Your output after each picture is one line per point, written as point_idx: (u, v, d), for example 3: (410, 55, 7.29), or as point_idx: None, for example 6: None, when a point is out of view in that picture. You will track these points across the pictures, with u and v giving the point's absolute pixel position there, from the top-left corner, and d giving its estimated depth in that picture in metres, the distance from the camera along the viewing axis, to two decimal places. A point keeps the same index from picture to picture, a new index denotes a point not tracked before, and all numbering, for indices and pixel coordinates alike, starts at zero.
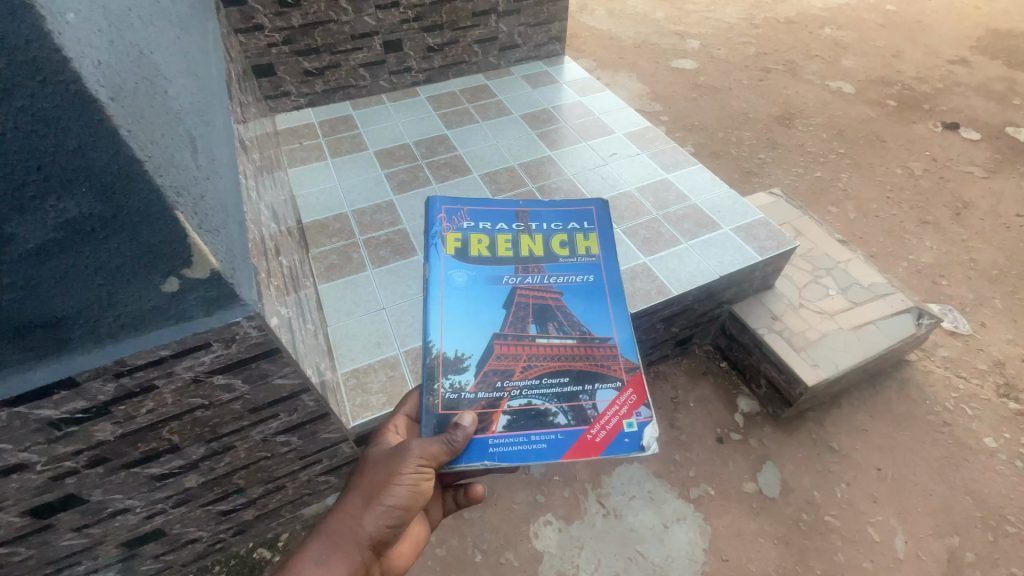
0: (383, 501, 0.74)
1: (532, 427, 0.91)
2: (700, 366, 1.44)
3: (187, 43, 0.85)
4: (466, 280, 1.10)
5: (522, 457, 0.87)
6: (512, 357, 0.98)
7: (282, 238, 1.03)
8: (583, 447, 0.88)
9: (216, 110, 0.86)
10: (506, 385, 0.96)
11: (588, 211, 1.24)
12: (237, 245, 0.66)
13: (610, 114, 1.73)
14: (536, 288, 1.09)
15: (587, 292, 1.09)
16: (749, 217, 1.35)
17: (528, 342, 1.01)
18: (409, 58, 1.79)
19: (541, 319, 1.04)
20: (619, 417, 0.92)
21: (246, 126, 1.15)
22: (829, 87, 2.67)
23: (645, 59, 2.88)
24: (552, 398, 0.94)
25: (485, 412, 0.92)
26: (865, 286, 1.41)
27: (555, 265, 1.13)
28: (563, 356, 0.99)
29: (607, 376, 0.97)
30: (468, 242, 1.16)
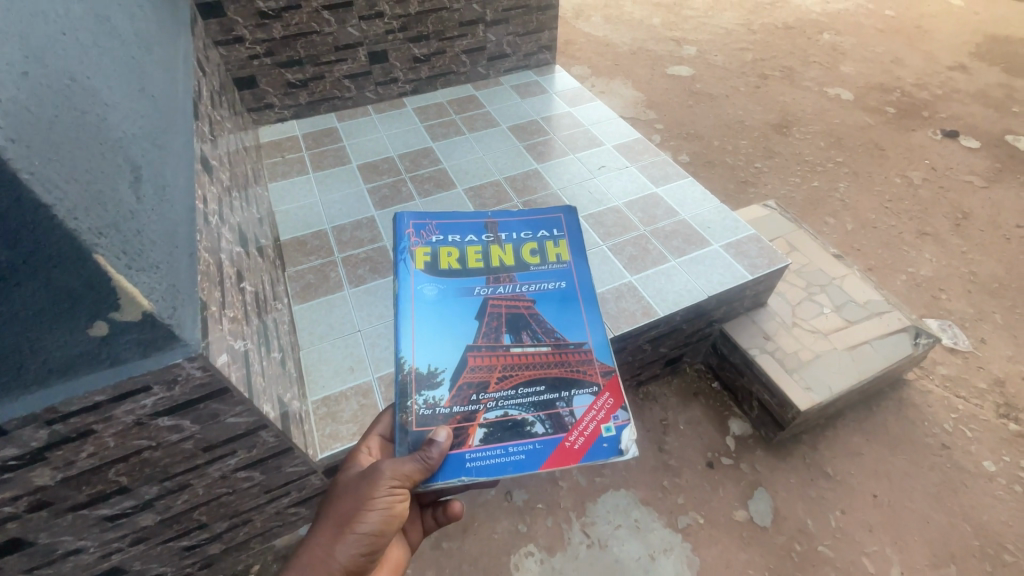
0: (355, 529, 0.71)
1: (510, 438, 0.87)
2: (690, 386, 1.40)
3: (143, 62, 0.82)
4: (436, 293, 1.05)
5: (500, 469, 0.84)
6: (486, 370, 0.95)
7: (250, 262, 0.99)
8: (561, 454, 0.85)
9: (174, 131, 0.83)
10: (480, 397, 0.91)
11: (558, 218, 1.21)
12: (183, 278, 0.63)
13: (599, 125, 1.69)
14: (505, 297, 1.05)
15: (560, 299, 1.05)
16: (740, 233, 1.30)
17: (502, 353, 0.98)
18: (395, 69, 1.76)
19: (514, 330, 1.00)
20: (596, 421, 0.89)
21: (218, 143, 1.12)
22: (828, 93, 2.63)
23: (641, 66, 2.85)
24: (528, 408, 0.90)
25: (460, 426, 0.88)
26: (860, 304, 1.36)
27: (526, 273, 1.10)
28: (536, 365, 0.96)
29: (580, 380, 0.95)
30: (436, 256, 1.12)
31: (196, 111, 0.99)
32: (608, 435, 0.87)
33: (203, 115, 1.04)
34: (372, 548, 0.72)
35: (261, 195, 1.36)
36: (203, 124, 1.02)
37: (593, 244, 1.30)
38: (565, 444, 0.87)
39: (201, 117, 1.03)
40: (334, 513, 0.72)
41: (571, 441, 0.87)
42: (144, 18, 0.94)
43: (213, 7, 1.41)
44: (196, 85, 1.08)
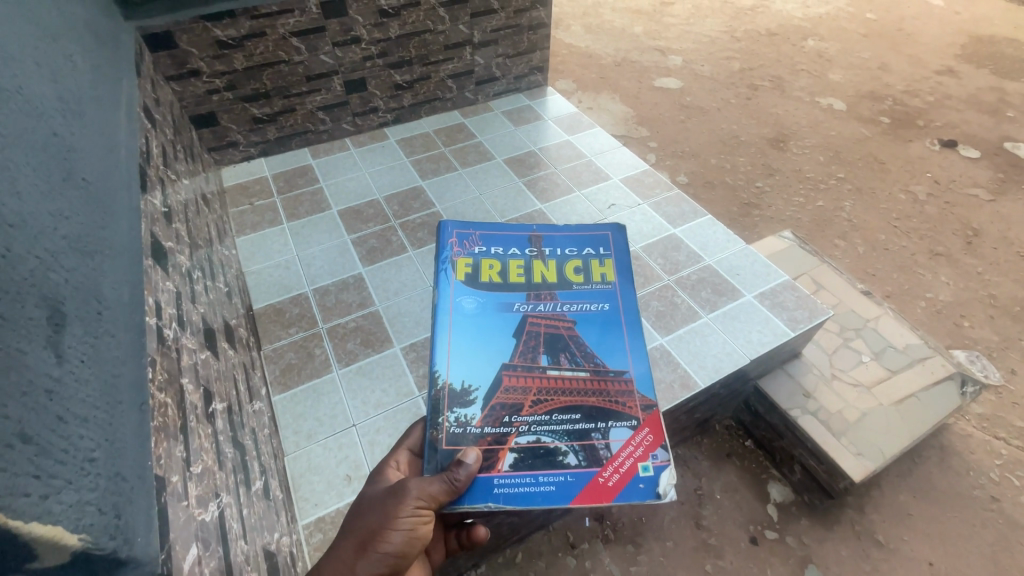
0: (375, 552, 0.65)
1: (540, 467, 0.81)
2: (722, 447, 1.27)
3: (70, 136, 0.63)
4: (474, 307, 1.02)
5: (528, 497, 0.78)
6: (521, 390, 0.90)
7: (220, 362, 0.81)
8: (593, 493, 0.78)
9: (114, 222, 0.65)
10: (513, 419, 0.86)
11: (603, 239, 1.14)
12: (126, 459, 0.47)
13: (602, 156, 1.55)
14: (541, 317, 1.00)
15: (594, 321, 1.00)
16: (773, 281, 1.19)
17: (538, 374, 0.92)
18: (375, 98, 1.58)
19: (551, 349, 0.95)
20: (634, 459, 0.82)
21: (176, 209, 0.93)
22: (820, 104, 2.53)
23: (628, 79, 2.71)
24: (562, 437, 0.84)
25: (491, 447, 0.82)
26: (899, 350, 1.27)
27: (563, 294, 1.04)
28: (573, 390, 0.90)
29: (620, 411, 0.88)
30: (478, 268, 1.09)
31: (144, 180, 0.81)
32: (646, 476, 0.80)
33: (154, 182, 0.85)
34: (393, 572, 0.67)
35: (228, 257, 1.17)
36: (154, 194, 0.83)
37: None
38: (598, 480, 0.80)
39: (151, 183, 0.84)
40: (357, 531, 0.68)
41: (605, 477, 0.80)
42: (74, 70, 0.75)
43: (162, 38, 1.21)
44: (144, 143, 0.89)
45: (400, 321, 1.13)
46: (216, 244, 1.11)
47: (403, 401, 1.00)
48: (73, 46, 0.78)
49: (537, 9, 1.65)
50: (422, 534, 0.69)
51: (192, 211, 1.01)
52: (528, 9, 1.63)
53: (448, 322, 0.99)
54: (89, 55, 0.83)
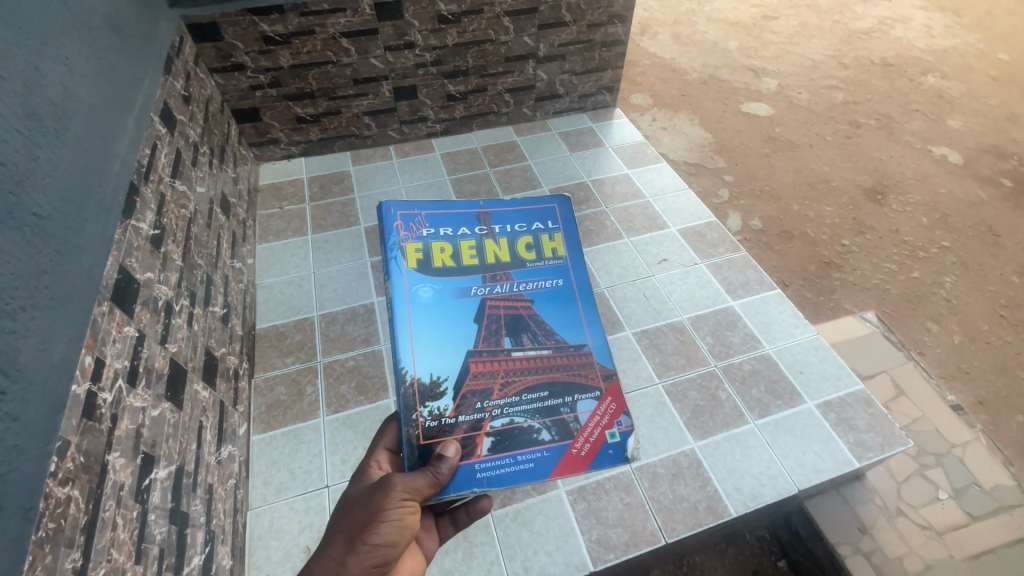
0: (363, 548, 0.55)
1: (515, 445, 0.71)
2: (749, 563, 1.06)
3: (32, 163, 0.55)
4: (434, 296, 0.79)
5: (511, 479, 0.68)
6: (488, 373, 0.75)
7: (184, 412, 0.74)
8: (569, 461, 0.71)
9: (70, 261, 0.58)
10: (483, 403, 0.72)
11: (552, 209, 0.89)
12: None
13: (664, 199, 1.37)
14: (505, 298, 0.81)
15: (557, 296, 0.82)
16: (843, 390, 0.98)
17: (505, 357, 0.76)
18: (425, 107, 1.48)
19: (515, 328, 0.79)
20: (600, 427, 0.74)
21: (179, 228, 0.87)
22: (932, 154, 2.07)
23: (711, 100, 2.33)
24: (533, 411, 0.73)
25: (468, 435, 0.70)
26: (985, 490, 1.02)
27: (528, 270, 0.83)
28: (538, 366, 0.76)
29: (581, 381, 0.77)
30: (429, 250, 0.83)
31: (134, 201, 0.74)
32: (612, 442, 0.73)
33: (149, 201, 0.78)
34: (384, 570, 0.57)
35: (240, 269, 1.11)
36: (146, 215, 0.76)
37: (647, 381, 1.00)
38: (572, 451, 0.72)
39: (146, 202, 0.77)
40: (343, 525, 0.57)
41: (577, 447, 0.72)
42: (76, 75, 0.67)
43: (208, 29, 1.15)
44: (148, 153, 0.82)
45: None
46: (224, 257, 1.05)
47: None
48: (82, 47, 0.70)
49: (613, 25, 1.48)
50: (411, 527, 0.58)
51: (198, 225, 0.95)
52: (603, 23, 1.46)
53: (408, 317, 0.77)
54: (104, 52, 0.75)
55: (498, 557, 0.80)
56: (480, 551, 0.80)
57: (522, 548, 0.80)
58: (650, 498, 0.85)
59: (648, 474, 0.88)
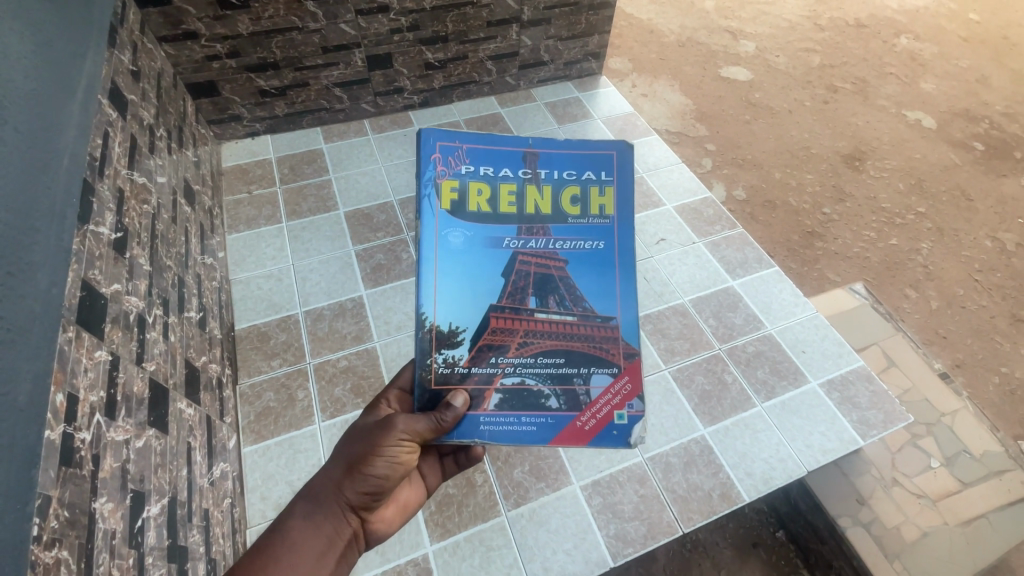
0: (358, 478, 0.53)
1: (521, 406, 0.61)
2: (750, 535, 1.09)
3: None
4: (464, 244, 0.65)
5: (507, 438, 0.60)
6: (507, 330, 0.63)
7: (170, 436, 0.67)
8: (570, 434, 0.61)
9: (26, 282, 0.48)
10: (496, 358, 0.63)
11: (609, 156, 0.69)
12: None
13: (656, 174, 1.33)
14: (540, 256, 0.66)
15: (598, 259, 0.66)
16: (845, 367, 0.99)
17: (525, 317, 0.64)
18: (401, 77, 1.37)
19: (543, 288, 0.64)
20: (611, 406, 0.62)
21: (142, 229, 0.77)
22: (906, 118, 2.02)
23: (690, 63, 2.19)
24: (546, 376, 0.62)
25: (475, 388, 0.61)
26: (975, 456, 1.07)
27: (572, 227, 0.66)
28: (560, 329, 0.64)
29: (600, 353, 0.63)
30: (466, 190, 0.66)
31: (90, 201, 0.65)
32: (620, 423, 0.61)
33: (106, 200, 0.69)
34: (381, 499, 0.56)
35: (211, 265, 1.01)
36: (105, 217, 0.67)
37: (652, 367, 0.98)
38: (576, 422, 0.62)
39: (103, 202, 0.68)
40: (345, 449, 0.56)
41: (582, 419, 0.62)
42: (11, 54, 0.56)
43: None
44: (100, 143, 0.72)
45: (399, 366, 0.97)
46: (195, 254, 0.95)
47: None
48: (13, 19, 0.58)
49: None
50: (408, 466, 0.56)
51: (162, 221, 0.85)
52: None
53: (434, 265, 0.64)
54: (43, 21, 0.64)
55: (516, 560, 0.78)
56: (498, 555, 0.78)
57: (540, 548, 0.79)
58: (665, 488, 0.85)
59: (661, 464, 0.87)
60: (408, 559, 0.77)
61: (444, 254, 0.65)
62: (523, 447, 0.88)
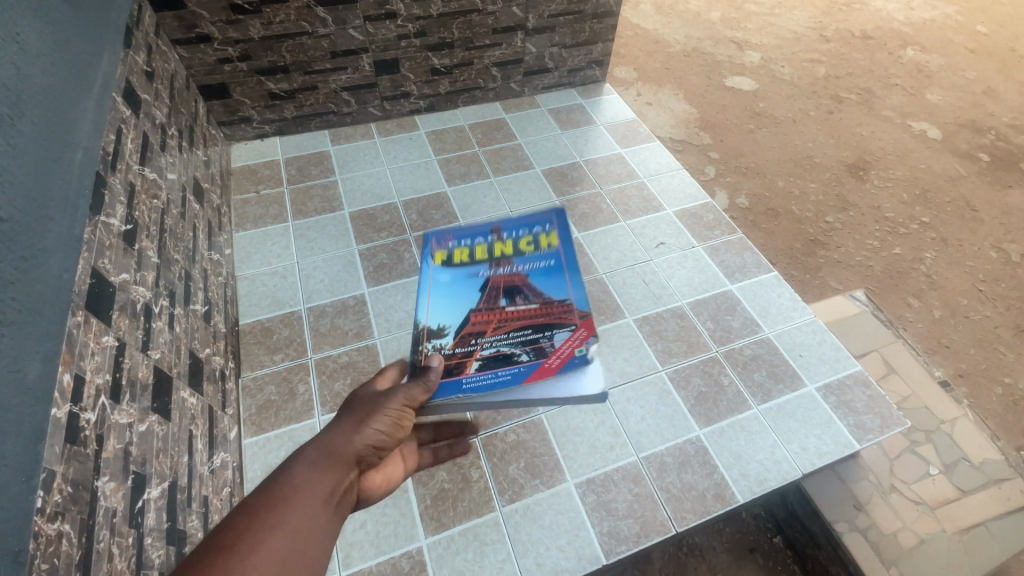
0: (367, 429, 0.53)
1: (497, 364, 0.71)
2: (746, 539, 1.09)
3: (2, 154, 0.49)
4: (448, 277, 0.80)
5: (489, 389, 0.69)
6: (482, 319, 0.75)
7: (172, 423, 0.69)
8: (543, 373, 0.70)
9: (38, 267, 0.50)
10: (475, 339, 0.74)
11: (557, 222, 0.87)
12: None
13: (658, 179, 1.34)
14: (506, 277, 0.79)
15: (550, 269, 0.79)
16: (842, 371, 1.00)
17: (496, 310, 0.75)
18: (408, 81, 1.39)
19: (509, 293, 0.77)
20: (571, 346, 0.73)
21: (152, 223, 0.80)
22: (911, 128, 2.03)
23: (695, 72, 2.21)
24: (515, 339, 0.73)
25: (459, 360, 0.71)
26: (974, 464, 1.07)
27: (530, 258, 0.81)
28: (525, 311, 0.76)
29: (560, 318, 0.75)
30: (450, 254, 0.84)
31: (101, 194, 0.67)
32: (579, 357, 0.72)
33: (117, 193, 0.71)
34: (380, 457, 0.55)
35: (218, 261, 1.04)
36: (116, 209, 0.70)
37: (650, 368, 0.99)
38: (545, 367, 0.71)
39: (114, 194, 0.71)
40: (342, 413, 0.55)
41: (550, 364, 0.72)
42: (41, 55, 0.59)
43: None
44: (113, 139, 0.75)
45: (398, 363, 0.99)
46: (202, 250, 0.98)
47: None
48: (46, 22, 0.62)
49: None
50: (408, 425, 0.58)
51: (172, 216, 0.88)
52: None
53: (424, 297, 0.79)
54: (68, 25, 0.67)
55: (510, 555, 0.78)
56: (491, 549, 0.79)
57: (533, 544, 0.80)
58: (659, 488, 0.85)
59: (655, 464, 0.88)
60: (403, 551, 0.79)
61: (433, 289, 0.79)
62: (519, 444, 0.89)
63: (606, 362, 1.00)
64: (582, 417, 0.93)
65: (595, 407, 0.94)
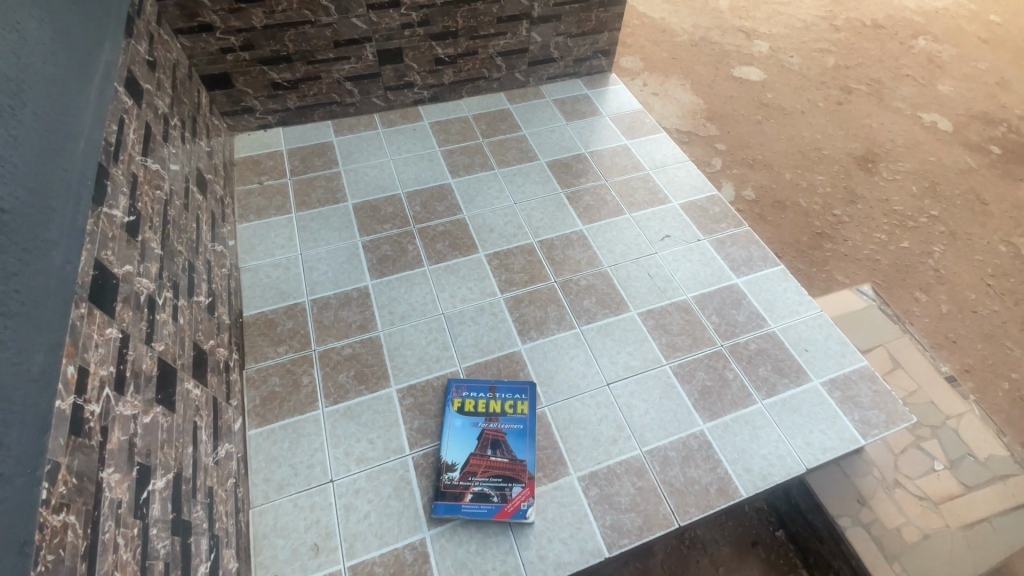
0: None
1: (477, 497, 0.81)
2: (748, 533, 1.09)
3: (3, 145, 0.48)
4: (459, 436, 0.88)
5: (467, 512, 0.80)
6: (471, 465, 0.85)
7: (177, 414, 0.69)
8: (503, 516, 0.80)
9: (41, 258, 0.50)
10: (466, 479, 0.83)
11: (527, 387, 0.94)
12: None
13: (664, 171, 1.33)
14: (496, 431, 0.89)
15: (521, 434, 0.88)
16: (848, 366, 0.99)
17: (480, 462, 0.85)
18: (411, 71, 1.38)
19: (493, 448, 0.87)
20: (526, 494, 0.83)
21: (155, 214, 0.79)
22: (922, 120, 2.00)
23: (702, 62, 2.18)
24: (492, 481, 0.83)
25: (455, 489, 0.82)
26: (980, 460, 1.07)
27: (511, 422, 0.90)
28: (498, 463, 0.85)
29: (525, 466, 0.85)
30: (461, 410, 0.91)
31: (104, 184, 0.67)
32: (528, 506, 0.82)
33: (120, 184, 0.71)
34: None
35: (221, 253, 1.03)
36: (118, 200, 0.69)
37: (654, 362, 0.99)
38: (508, 508, 0.81)
39: (117, 185, 0.70)
40: None
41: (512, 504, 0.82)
42: (42, 44, 0.58)
43: None
44: (115, 129, 0.75)
45: (402, 355, 0.99)
46: (205, 241, 0.98)
47: (390, 458, 0.87)
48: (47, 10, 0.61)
49: None
50: None
51: (175, 207, 0.88)
52: None
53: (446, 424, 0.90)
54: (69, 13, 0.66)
55: (512, 548, 0.79)
56: (494, 542, 0.79)
57: (536, 536, 0.80)
58: (662, 481, 0.85)
59: (658, 457, 0.88)
60: (406, 543, 0.79)
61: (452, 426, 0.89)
62: None
63: (610, 356, 0.99)
64: (586, 411, 0.93)
65: (598, 401, 0.94)
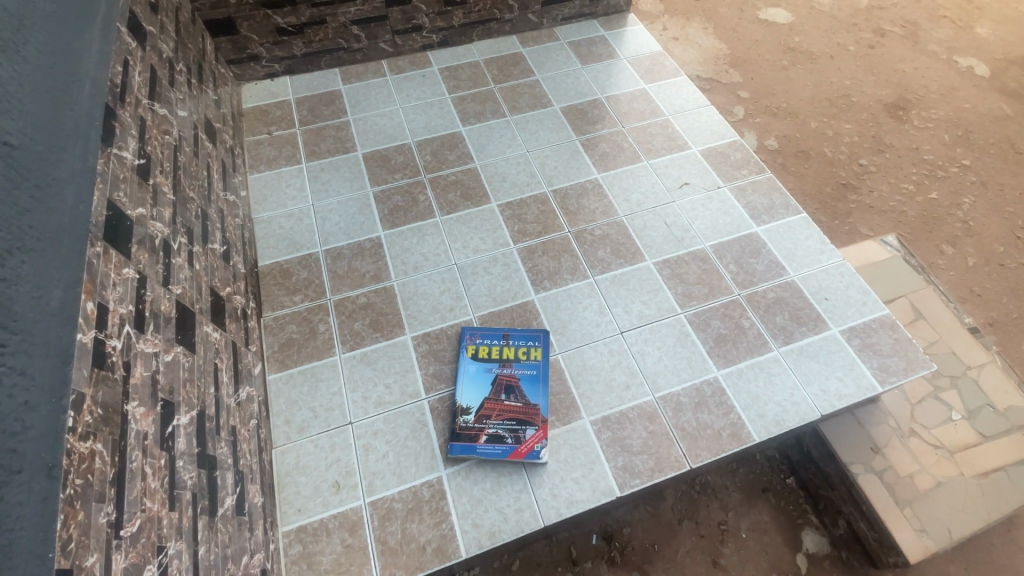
0: None
1: (490, 439, 0.83)
2: (759, 480, 1.10)
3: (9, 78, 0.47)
4: (473, 380, 0.89)
5: (481, 453, 0.82)
6: (485, 407, 0.86)
7: (198, 355, 0.71)
8: (516, 456, 0.82)
9: (55, 196, 0.50)
10: (480, 421, 0.85)
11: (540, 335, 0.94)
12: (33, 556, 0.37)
13: (683, 116, 1.27)
14: (509, 377, 0.90)
15: (533, 382, 0.89)
16: (868, 315, 0.97)
17: (494, 405, 0.86)
18: (419, 13, 1.33)
19: (507, 392, 0.88)
20: (538, 437, 0.84)
21: (165, 159, 0.78)
22: (958, 65, 1.88)
23: (726, 4, 2.05)
24: (506, 424, 0.84)
25: (470, 431, 0.84)
26: (998, 411, 1.05)
27: (524, 370, 0.90)
28: (512, 407, 0.86)
29: (536, 411, 0.86)
30: (474, 355, 0.92)
31: (112, 126, 0.66)
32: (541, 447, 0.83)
33: (128, 127, 0.70)
34: None
35: (234, 203, 1.03)
36: (128, 143, 0.69)
37: (669, 312, 0.98)
38: (520, 450, 0.82)
39: (125, 127, 0.70)
40: None
41: (524, 446, 0.83)
42: None
43: None
44: (120, 71, 0.73)
45: (416, 304, 0.99)
46: (217, 190, 0.97)
47: (406, 402, 0.89)
48: None
49: None
50: None
51: (184, 153, 0.87)
52: None
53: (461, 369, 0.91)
54: None
55: (526, 487, 0.81)
56: (509, 481, 0.81)
57: (550, 476, 0.82)
58: (674, 426, 0.86)
59: (671, 403, 0.88)
60: (424, 481, 0.81)
61: (467, 372, 0.90)
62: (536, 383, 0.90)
63: (624, 305, 0.98)
64: (599, 358, 0.93)
65: (611, 349, 0.94)
